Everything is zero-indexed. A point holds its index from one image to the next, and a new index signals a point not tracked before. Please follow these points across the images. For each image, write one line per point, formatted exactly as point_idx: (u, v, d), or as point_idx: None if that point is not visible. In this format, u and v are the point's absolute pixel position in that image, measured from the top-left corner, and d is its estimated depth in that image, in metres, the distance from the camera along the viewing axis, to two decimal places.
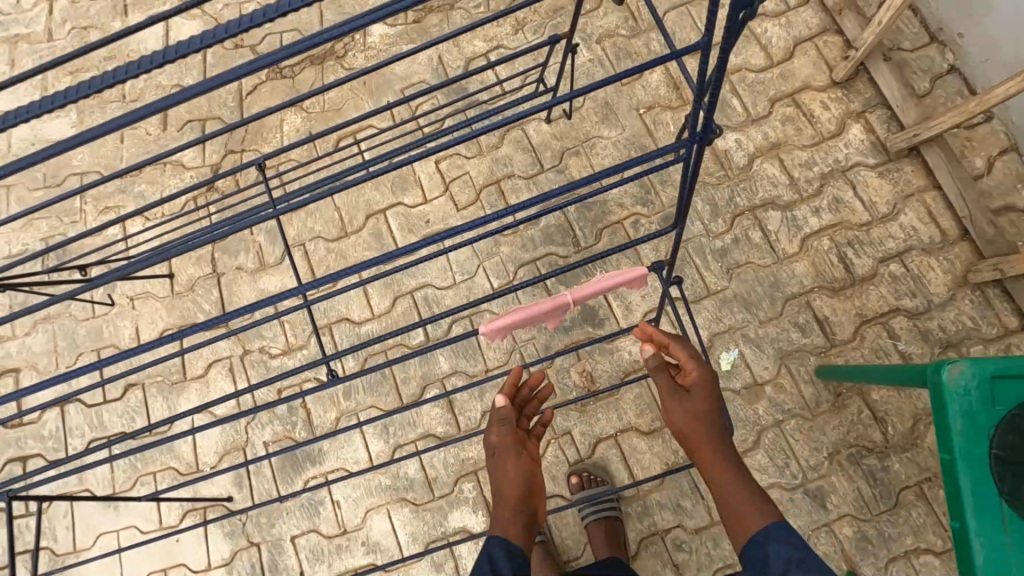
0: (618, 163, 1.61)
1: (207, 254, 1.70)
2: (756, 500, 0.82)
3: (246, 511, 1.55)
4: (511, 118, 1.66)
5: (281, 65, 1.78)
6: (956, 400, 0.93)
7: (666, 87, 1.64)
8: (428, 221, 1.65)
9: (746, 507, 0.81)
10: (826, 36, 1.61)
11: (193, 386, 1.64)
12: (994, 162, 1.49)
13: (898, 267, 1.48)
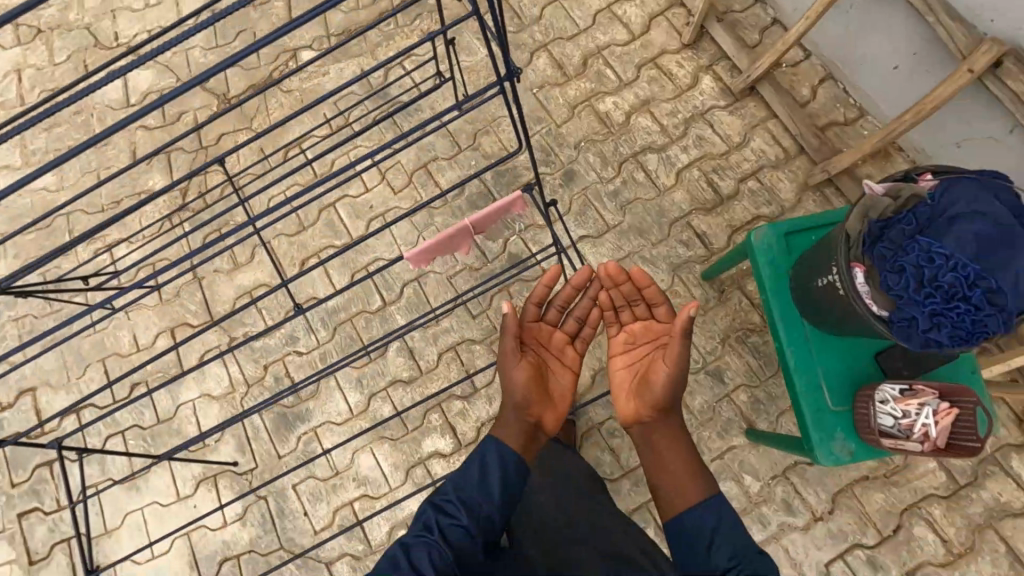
0: (522, 135, 1.95)
1: (187, 263, 1.98)
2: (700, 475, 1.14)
3: (251, 471, 1.82)
4: (429, 111, 1.98)
5: (228, 96, 2.08)
6: (762, 254, 1.27)
7: (552, 68, 1.98)
8: (371, 206, 1.95)
9: (691, 479, 1.13)
10: (673, 10, 1.98)
11: (191, 376, 1.90)
12: (817, 89, 1.86)
13: (754, 183, 1.83)
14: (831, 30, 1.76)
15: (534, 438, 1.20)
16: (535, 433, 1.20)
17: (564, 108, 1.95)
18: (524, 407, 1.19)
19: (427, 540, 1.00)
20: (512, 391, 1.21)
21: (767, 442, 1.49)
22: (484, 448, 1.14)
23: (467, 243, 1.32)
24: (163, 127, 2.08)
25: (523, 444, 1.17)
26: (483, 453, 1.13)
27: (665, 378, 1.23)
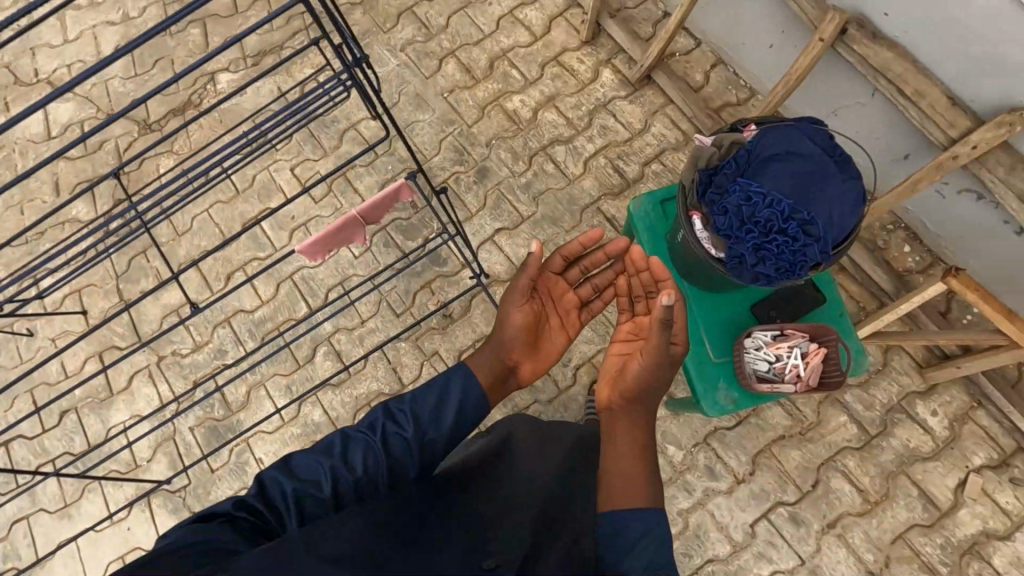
0: (435, 138, 2.01)
1: (113, 287, 2.00)
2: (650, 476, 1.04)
3: (184, 488, 1.82)
4: (345, 122, 2.05)
5: (149, 122, 2.12)
6: (640, 221, 1.33)
7: (460, 73, 2.07)
8: (293, 217, 1.99)
9: (642, 476, 1.04)
10: (572, 10, 2.08)
11: (121, 398, 1.90)
12: (709, 74, 1.96)
13: (658, 166, 1.91)
14: (713, 17, 1.86)
15: (502, 380, 1.24)
16: (504, 376, 1.24)
17: (474, 109, 2.03)
18: (506, 345, 1.24)
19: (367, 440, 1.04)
20: (502, 327, 1.26)
21: (683, 407, 1.55)
22: (455, 376, 1.17)
23: (363, 233, 1.37)
24: (85, 157, 2.12)
25: (488, 382, 1.20)
26: (453, 375, 1.17)
27: (644, 363, 1.15)
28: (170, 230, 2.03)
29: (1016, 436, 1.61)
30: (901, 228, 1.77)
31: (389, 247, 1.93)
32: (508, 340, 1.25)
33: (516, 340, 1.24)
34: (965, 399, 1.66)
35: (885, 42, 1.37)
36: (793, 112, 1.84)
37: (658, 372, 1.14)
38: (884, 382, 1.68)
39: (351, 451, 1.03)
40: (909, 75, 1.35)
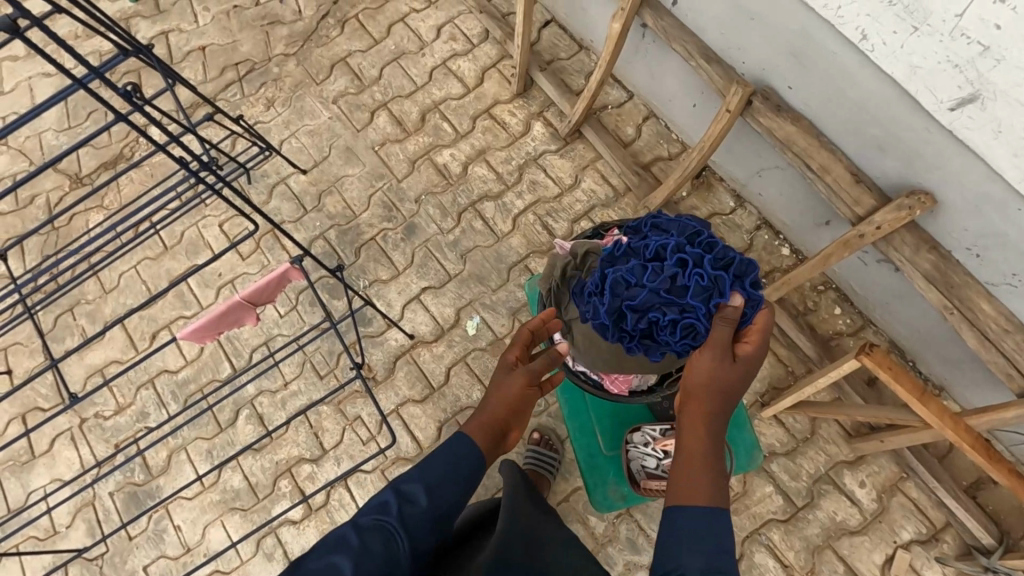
0: (365, 193, 1.99)
1: (39, 346, 1.98)
2: (719, 485, 0.87)
3: (101, 556, 1.78)
4: (275, 176, 2.03)
5: (80, 176, 2.11)
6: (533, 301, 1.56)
7: (392, 126, 2.04)
8: (220, 274, 1.97)
9: (707, 478, 0.87)
10: (505, 60, 2.05)
11: (42, 461, 1.88)
12: (641, 127, 1.92)
13: (587, 223, 1.88)
14: (640, 73, 1.83)
15: (499, 444, 1.06)
16: (503, 439, 1.07)
17: (404, 163, 2.00)
18: (506, 402, 1.07)
19: (382, 524, 0.88)
20: (497, 387, 1.09)
21: None
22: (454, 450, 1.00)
23: (254, 314, 1.34)
24: (16, 211, 2.11)
25: (486, 445, 1.03)
26: (448, 447, 1.00)
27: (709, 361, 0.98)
28: (97, 286, 2.01)
29: (945, 510, 1.55)
30: (831, 289, 1.73)
31: (314, 306, 1.90)
32: (500, 405, 1.07)
33: (514, 400, 1.08)
34: (894, 469, 1.61)
35: (789, 115, 1.33)
36: (722, 169, 1.81)
37: (727, 379, 0.96)
38: (810, 451, 1.64)
39: (368, 539, 0.86)
40: (813, 149, 1.31)
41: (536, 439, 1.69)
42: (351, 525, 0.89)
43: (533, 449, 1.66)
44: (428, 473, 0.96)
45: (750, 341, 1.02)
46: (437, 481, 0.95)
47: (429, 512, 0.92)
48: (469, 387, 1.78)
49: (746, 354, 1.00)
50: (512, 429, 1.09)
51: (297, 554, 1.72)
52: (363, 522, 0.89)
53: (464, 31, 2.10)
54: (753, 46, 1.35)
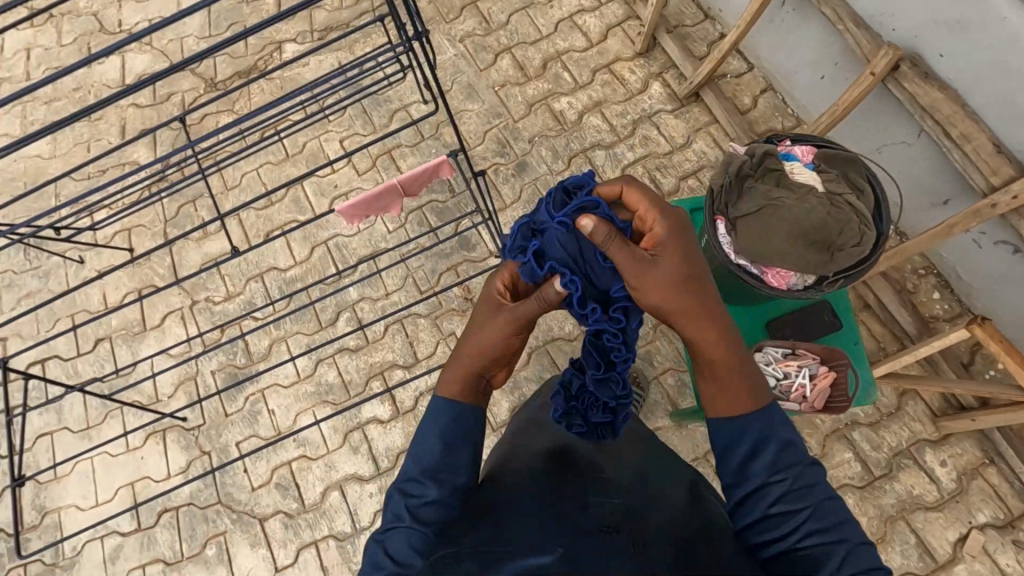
0: (481, 128, 2.08)
1: (160, 230, 2.12)
2: (752, 383, 0.89)
3: (198, 427, 1.91)
4: (397, 103, 2.14)
5: (216, 81, 2.25)
6: None
7: (514, 69, 2.13)
8: (336, 185, 2.08)
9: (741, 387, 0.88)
10: (630, 21, 2.12)
11: (152, 334, 2.02)
12: (758, 98, 1.97)
13: (695, 182, 1.94)
14: (768, 42, 1.88)
15: (478, 393, 0.96)
16: (483, 386, 0.96)
17: (522, 105, 2.08)
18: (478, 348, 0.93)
19: (401, 530, 0.87)
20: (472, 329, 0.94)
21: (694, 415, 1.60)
22: (433, 414, 0.94)
23: (400, 204, 1.44)
24: (154, 106, 2.26)
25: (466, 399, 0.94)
26: (428, 418, 0.94)
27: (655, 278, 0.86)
28: (220, 183, 2.15)
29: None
30: (933, 274, 1.75)
31: (422, 226, 2.00)
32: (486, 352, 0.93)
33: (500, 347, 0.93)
34: (977, 454, 1.63)
35: (937, 82, 1.37)
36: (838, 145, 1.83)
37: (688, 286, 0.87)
38: (893, 426, 1.67)
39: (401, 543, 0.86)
40: (956, 116, 1.34)
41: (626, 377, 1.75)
42: (381, 551, 0.88)
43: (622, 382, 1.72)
44: (423, 463, 0.92)
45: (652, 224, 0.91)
46: (432, 468, 0.91)
47: (442, 501, 0.89)
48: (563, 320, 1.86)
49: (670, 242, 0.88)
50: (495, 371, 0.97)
51: (382, 451, 1.82)
52: (385, 535, 0.89)
53: None
54: (909, 11, 1.39)
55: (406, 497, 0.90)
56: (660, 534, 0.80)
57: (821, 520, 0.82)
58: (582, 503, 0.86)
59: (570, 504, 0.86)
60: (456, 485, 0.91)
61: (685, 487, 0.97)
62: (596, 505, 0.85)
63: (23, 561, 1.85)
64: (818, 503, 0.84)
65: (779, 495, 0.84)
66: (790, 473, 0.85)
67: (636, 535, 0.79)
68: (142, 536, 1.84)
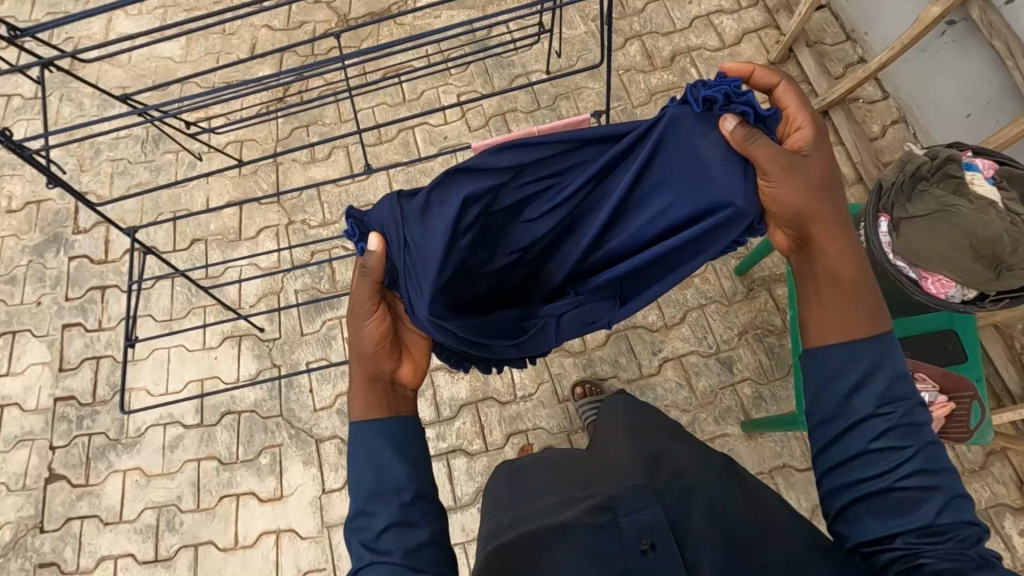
0: (599, 107, 2.08)
1: (271, 148, 2.19)
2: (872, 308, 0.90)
3: (273, 340, 1.96)
4: (520, 68, 2.16)
5: (349, 17, 2.31)
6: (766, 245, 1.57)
7: (641, 57, 2.12)
8: (446, 136, 2.11)
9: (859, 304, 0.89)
10: (767, 30, 2.09)
11: (246, 245, 2.08)
12: (888, 128, 1.92)
13: None
14: (915, 72, 1.84)
15: (388, 402, 1.02)
16: (389, 393, 1.03)
17: (643, 93, 2.08)
18: (362, 359, 1.03)
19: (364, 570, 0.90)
20: (353, 355, 1.04)
21: (768, 427, 1.55)
22: (380, 440, 0.97)
23: None
24: (286, 30, 2.33)
25: (375, 412, 1.00)
26: (353, 447, 0.98)
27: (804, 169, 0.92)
28: (335, 114, 2.21)
29: None
30: None
31: None
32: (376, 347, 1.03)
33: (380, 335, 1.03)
34: None
35: None
36: None
37: (825, 190, 0.91)
38: (976, 483, 1.59)
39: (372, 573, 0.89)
40: None
41: (583, 393, 1.73)
42: None
43: (586, 401, 1.70)
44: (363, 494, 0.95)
45: (797, 130, 0.95)
46: (373, 493, 0.94)
47: (397, 522, 0.92)
48: (647, 308, 1.84)
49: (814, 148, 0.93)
50: (393, 372, 1.05)
51: (445, 399, 1.83)
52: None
53: None
54: None
55: (359, 533, 0.93)
56: (698, 536, 0.87)
57: (925, 461, 0.83)
58: (619, 520, 0.91)
59: (602, 527, 0.91)
60: (402, 502, 0.93)
61: (715, 462, 1.02)
62: (631, 520, 0.90)
63: (89, 431, 1.93)
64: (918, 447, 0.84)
65: (881, 431, 0.84)
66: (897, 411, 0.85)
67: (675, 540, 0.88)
68: (203, 431, 1.89)
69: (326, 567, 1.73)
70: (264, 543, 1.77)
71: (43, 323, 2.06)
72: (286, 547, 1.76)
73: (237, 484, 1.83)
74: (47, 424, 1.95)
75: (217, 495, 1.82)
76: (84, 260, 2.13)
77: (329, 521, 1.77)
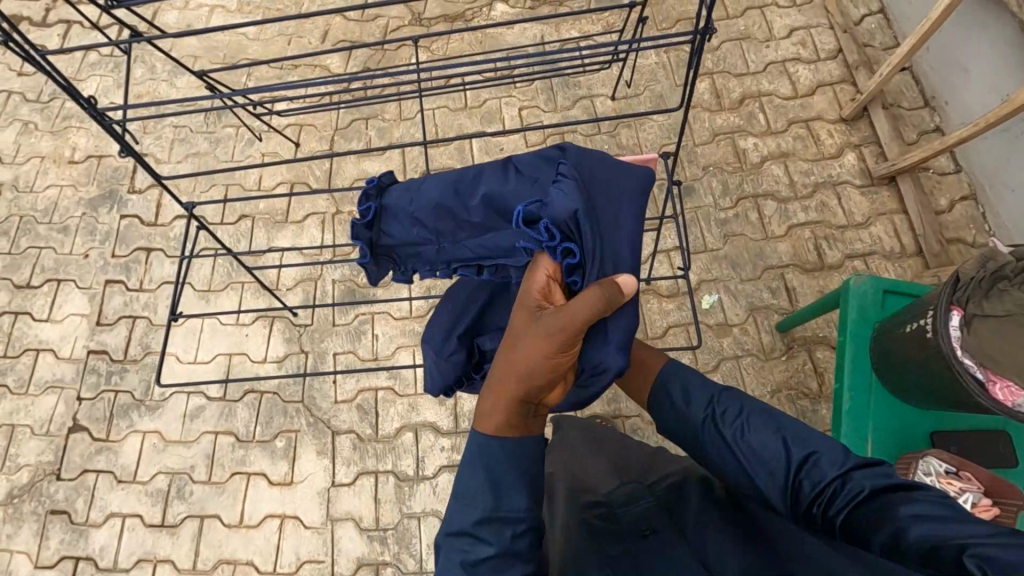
0: (659, 141, 2.06)
1: (329, 135, 2.21)
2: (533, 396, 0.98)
3: (304, 326, 1.98)
4: (585, 90, 2.14)
5: (422, 17, 2.32)
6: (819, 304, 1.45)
7: (709, 94, 2.09)
8: (502, 148, 2.11)
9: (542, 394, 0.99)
10: (843, 85, 2.04)
11: (291, 228, 2.10)
12: (955, 203, 1.86)
13: (861, 264, 1.85)
14: (995, 151, 1.78)
15: (526, 418, 0.99)
16: (530, 412, 1.00)
17: (706, 132, 2.04)
18: (526, 378, 0.97)
19: None
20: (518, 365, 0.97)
21: None
22: (504, 455, 0.95)
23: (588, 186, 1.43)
24: (359, 22, 2.35)
25: (511, 429, 0.97)
26: (477, 459, 0.96)
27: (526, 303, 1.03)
28: (396, 111, 2.22)
29: None
30: None
31: None
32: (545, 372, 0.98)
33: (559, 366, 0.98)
34: None
35: None
36: None
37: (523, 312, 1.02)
38: None
39: None
40: None
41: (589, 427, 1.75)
42: None
43: None
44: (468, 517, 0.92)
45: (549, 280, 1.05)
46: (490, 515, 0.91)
47: (500, 554, 0.89)
48: (681, 352, 1.81)
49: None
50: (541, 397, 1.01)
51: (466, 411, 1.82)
52: None
53: (817, 41, 2.10)
54: None
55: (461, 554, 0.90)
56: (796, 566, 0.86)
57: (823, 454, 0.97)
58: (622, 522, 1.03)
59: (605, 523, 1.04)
60: (516, 532, 0.90)
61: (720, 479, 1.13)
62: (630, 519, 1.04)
63: (116, 387, 1.97)
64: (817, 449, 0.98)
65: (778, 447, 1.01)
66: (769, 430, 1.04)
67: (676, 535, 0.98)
68: (224, 406, 1.91)
69: (324, 559, 1.74)
70: (268, 525, 1.78)
71: (87, 275, 2.11)
72: (289, 533, 1.77)
73: (250, 463, 1.84)
74: (78, 374, 1.99)
75: (229, 471, 1.84)
76: (135, 220, 2.17)
77: (334, 514, 1.78)
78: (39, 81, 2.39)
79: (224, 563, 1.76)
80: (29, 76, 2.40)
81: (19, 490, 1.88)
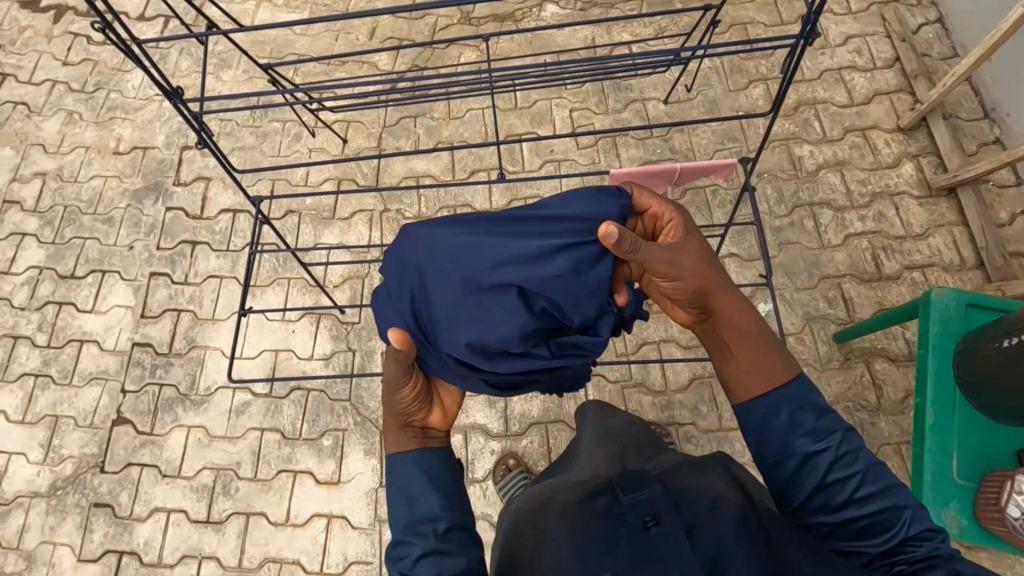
0: (712, 146, 2.04)
1: (377, 133, 2.19)
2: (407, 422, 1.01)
3: (352, 324, 1.96)
4: (636, 94, 2.12)
5: (472, 16, 2.30)
6: (896, 314, 1.43)
7: (763, 101, 2.08)
8: (553, 150, 2.09)
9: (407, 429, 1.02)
10: (900, 94, 2.02)
11: (338, 225, 2.09)
12: (1016, 216, 1.84)
13: (919, 276, 1.83)
14: None
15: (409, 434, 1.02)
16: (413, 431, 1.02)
17: (761, 139, 2.03)
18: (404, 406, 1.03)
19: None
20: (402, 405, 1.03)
21: None
22: (402, 469, 0.97)
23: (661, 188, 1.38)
24: (408, 20, 2.34)
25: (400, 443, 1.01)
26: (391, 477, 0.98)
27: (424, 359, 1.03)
28: (444, 110, 2.21)
29: None
30: None
31: None
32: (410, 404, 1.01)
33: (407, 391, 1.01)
34: None
35: None
36: None
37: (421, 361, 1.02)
38: None
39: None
40: None
41: None
42: None
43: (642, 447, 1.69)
44: (402, 521, 0.93)
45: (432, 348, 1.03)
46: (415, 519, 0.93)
47: (434, 551, 0.90)
48: None
49: (691, 236, 1.03)
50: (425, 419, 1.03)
51: (516, 414, 1.80)
52: None
53: (873, 49, 2.08)
54: None
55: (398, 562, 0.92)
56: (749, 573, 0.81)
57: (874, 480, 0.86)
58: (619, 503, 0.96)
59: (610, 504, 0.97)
60: (440, 531, 0.92)
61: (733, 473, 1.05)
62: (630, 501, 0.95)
63: (160, 381, 1.95)
64: (864, 469, 0.87)
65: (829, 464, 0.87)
66: (834, 440, 0.88)
67: (685, 531, 0.88)
68: (270, 403, 1.89)
69: (372, 560, 1.72)
70: (315, 525, 1.76)
71: (132, 267, 2.10)
72: (336, 533, 1.75)
73: (296, 461, 1.83)
74: (122, 366, 1.98)
75: (276, 469, 1.83)
76: (180, 213, 2.16)
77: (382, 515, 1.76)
78: (83, 71, 2.38)
79: (270, 561, 1.74)
80: (73, 66, 2.39)
81: (62, 481, 1.87)
